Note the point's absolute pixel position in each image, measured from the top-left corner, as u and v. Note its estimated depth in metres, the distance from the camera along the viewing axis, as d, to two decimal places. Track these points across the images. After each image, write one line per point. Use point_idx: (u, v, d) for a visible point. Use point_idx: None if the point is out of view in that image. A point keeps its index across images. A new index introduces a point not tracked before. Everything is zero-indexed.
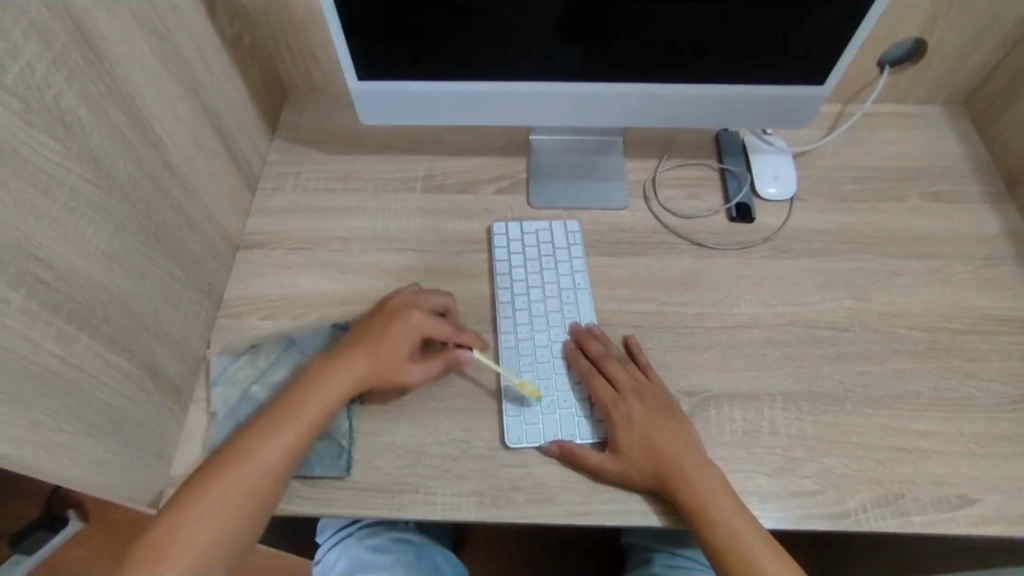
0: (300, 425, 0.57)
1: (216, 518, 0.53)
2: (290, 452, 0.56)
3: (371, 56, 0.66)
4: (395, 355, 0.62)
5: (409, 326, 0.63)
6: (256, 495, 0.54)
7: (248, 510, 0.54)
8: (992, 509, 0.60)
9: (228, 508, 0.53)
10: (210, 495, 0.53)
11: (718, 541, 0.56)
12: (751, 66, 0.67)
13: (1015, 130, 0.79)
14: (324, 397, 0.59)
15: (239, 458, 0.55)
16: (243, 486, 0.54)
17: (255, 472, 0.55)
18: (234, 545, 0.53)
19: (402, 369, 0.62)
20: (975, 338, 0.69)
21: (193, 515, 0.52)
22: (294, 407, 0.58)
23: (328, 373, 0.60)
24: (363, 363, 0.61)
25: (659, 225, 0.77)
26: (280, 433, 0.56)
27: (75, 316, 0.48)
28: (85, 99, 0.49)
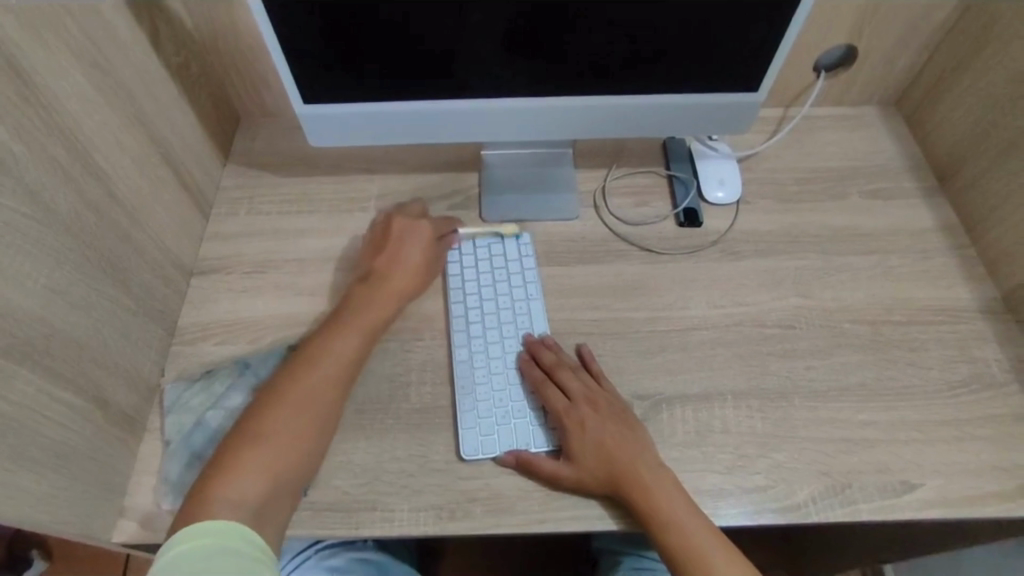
0: (354, 342, 0.63)
1: (291, 424, 0.57)
2: (347, 368, 0.62)
3: (316, 80, 0.67)
4: (415, 270, 0.70)
5: (416, 234, 0.72)
6: (326, 406, 0.59)
7: (319, 420, 0.58)
8: (934, 494, 0.62)
9: (303, 417, 0.58)
10: (284, 406, 0.57)
11: (671, 543, 0.57)
12: (687, 75, 0.69)
13: (942, 127, 0.82)
14: (379, 306, 0.67)
15: (302, 375, 0.59)
16: (312, 400, 0.59)
17: (322, 384, 0.60)
18: (309, 457, 0.57)
19: (421, 277, 0.70)
20: (915, 329, 0.72)
21: (272, 425, 0.56)
22: (349, 324, 0.64)
23: (372, 295, 0.67)
24: (399, 275, 0.69)
25: (609, 233, 0.79)
26: (336, 350, 0.62)
27: (15, 352, 0.48)
28: (19, 133, 0.49)
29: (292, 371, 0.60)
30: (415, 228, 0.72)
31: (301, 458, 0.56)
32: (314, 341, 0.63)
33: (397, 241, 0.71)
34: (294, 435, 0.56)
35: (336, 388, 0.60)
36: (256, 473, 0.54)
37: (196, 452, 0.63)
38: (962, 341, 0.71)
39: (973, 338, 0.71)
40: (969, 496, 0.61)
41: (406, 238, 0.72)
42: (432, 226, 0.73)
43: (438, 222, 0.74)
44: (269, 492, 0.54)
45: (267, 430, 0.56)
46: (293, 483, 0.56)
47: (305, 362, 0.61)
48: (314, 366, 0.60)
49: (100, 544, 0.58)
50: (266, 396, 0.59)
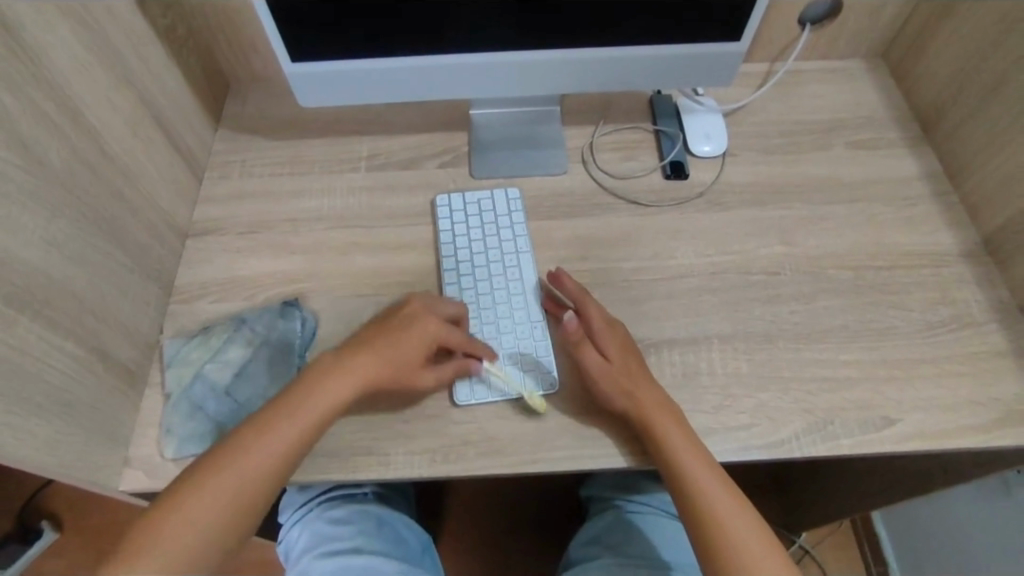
0: (303, 427, 0.56)
1: (208, 518, 0.52)
2: (287, 456, 0.56)
3: (303, 38, 0.68)
4: (404, 358, 0.61)
5: (426, 324, 0.63)
6: (251, 499, 0.54)
7: (241, 514, 0.53)
8: (913, 428, 0.63)
9: (219, 513, 0.52)
10: (205, 494, 0.52)
11: (673, 470, 0.58)
12: (670, 26, 0.70)
13: (926, 77, 0.83)
14: (339, 392, 0.58)
15: (234, 460, 0.54)
16: (238, 491, 0.53)
17: (253, 474, 0.54)
18: (220, 549, 0.53)
19: (411, 362, 0.61)
20: (898, 274, 0.73)
21: (183, 515, 0.52)
22: (302, 406, 0.57)
23: (338, 371, 0.59)
24: (372, 361, 0.60)
25: (597, 187, 0.80)
26: (280, 435, 0.56)
27: (16, 300, 0.50)
28: (9, 85, 0.50)
29: (228, 455, 0.54)
30: (421, 326, 0.63)
31: (214, 552, 0.52)
32: (260, 419, 0.56)
33: (398, 327, 0.63)
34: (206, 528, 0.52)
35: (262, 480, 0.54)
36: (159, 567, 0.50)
37: (196, 404, 0.65)
38: (943, 283, 0.72)
39: (953, 281, 0.73)
40: (947, 429, 0.63)
41: (407, 330, 0.62)
42: (450, 331, 0.64)
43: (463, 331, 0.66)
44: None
45: (180, 518, 0.51)
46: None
47: (242, 449, 0.55)
48: (249, 453, 0.54)
49: (106, 491, 0.60)
50: (192, 477, 0.53)
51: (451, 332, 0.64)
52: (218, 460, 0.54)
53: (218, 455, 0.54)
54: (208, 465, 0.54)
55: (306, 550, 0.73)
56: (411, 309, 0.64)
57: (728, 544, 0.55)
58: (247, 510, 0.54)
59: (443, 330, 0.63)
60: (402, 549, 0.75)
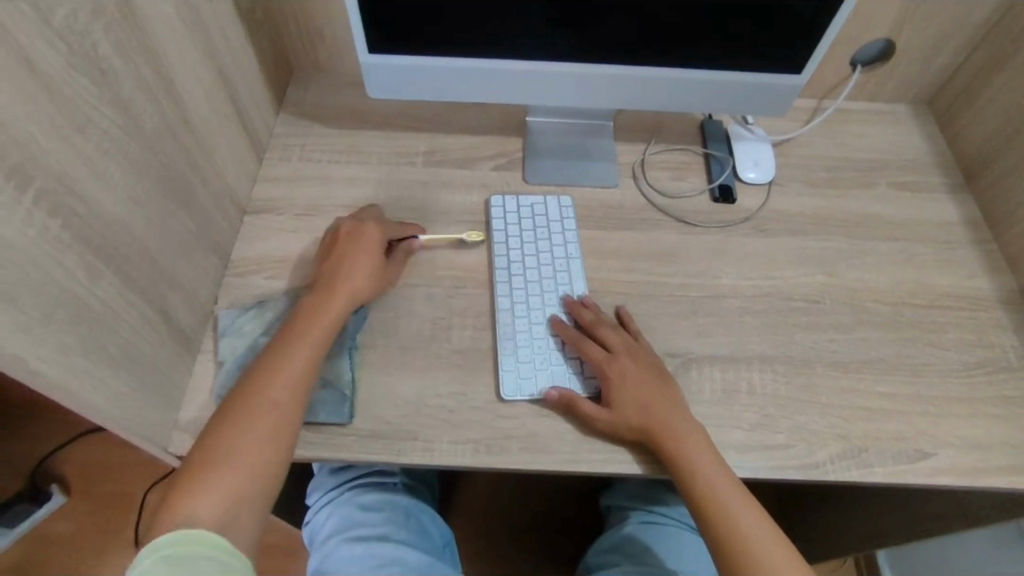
0: (308, 350, 0.60)
1: (248, 450, 0.53)
2: (304, 376, 0.59)
3: (384, 32, 0.70)
4: (365, 270, 0.67)
5: (370, 237, 0.70)
6: (279, 424, 0.56)
7: (279, 437, 0.55)
8: (945, 463, 0.65)
9: (260, 430, 0.54)
10: (240, 420, 0.55)
11: (694, 488, 0.60)
12: (735, 53, 0.72)
13: (971, 127, 0.86)
14: (330, 311, 0.63)
15: (255, 386, 0.57)
16: (266, 419, 0.55)
17: (280, 395, 0.57)
18: (273, 466, 0.54)
19: (372, 275, 0.68)
20: (935, 312, 0.75)
21: (225, 439, 0.53)
22: (303, 329, 0.61)
23: (313, 302, 0.64)
24: (350, 276, 0.66)
25: (646, 203, 0.82)
26: (287, 362, 0.59)
27: (102, 252, 0.51)
28: (118, 48, 0.52)
29: (247, 391, 0.57)
30: (368, 234, 0.70)
31: (259, 476, 0.53)
32: (266, 356, 0.59)
33: (349, 244, 0.69)
34: (251, 445, 0.54)
35: (290, 395, 0.57)
36: (214, 498, 0.51)
37: None
38: (979, 326, 0.74)
39: (990, 325, 0.74)
40: (978, 468, 0.65)
41: (359, 241, 0.69)
42: (387, 229, 0.72)
43: (393, 227, 0.73)
44: (228, 516, 0.51)
45: (221, 448, 0.53)
46: (255, 493, 0.53)
47: (263, 370, 0.58)
48: (265, 383, 0.57)
49: (156, 452, 0.61)
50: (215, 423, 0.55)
51: (386, 230, 0.72)
52: (239, 397, 0.56)
53: (242, 386, 0.57)
54: (235, 397, 0.56)
55: (333, 534, 0.74)
56: (351, 227, 0.71)
57: (755, 560, 0.56)
58: (288, 422, 0.56)
59: (381, 230, 0.71)
60: (427, 542, 0.75)
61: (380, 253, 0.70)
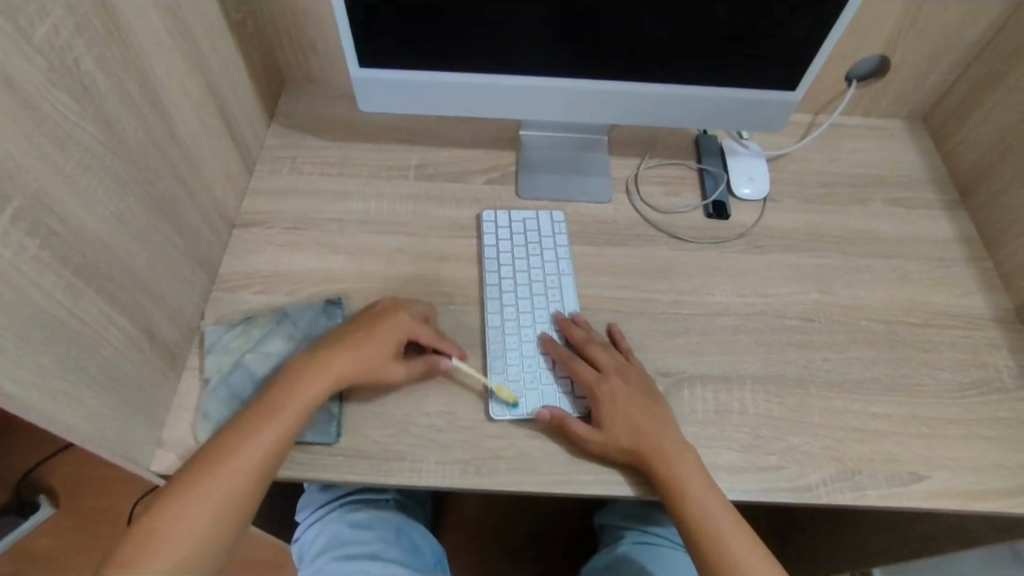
0: (282, 429, 0.57)
1: (193, 531, 0.52)
2: (270, 461, 0.56)
3: (374, 46, 0.69)
4: (370, 357, 0.62)
5: (391, 324, 0.65)
6: (237, 502, 0.54)
7: (226, 523, 0.53)
8: (939, 485, 0.64)
9: (209, 511, 0.52)
10: (194, 494, 0.52)
11: (685, 512, 0.59)
12: (729, 70, 0.71)
13: (966, 144, 0.85)
14: (316, 385, 0.59)
15: (221, 457, 0.54)
16: (226, 495, 0.53)
17: (241, 475, 0.54)
18: (212, 550, 0.53)
19: (377, 364, 0.63)
20: (930, 331, 0.74)
21: (173, 513, 0.52)
22: (282, 402, 0.58)
23: (306, 373, 0.60)
24: (348, 352, 0.62)
25: (640, 219, 0.81)
26: (257, 440, 0.56)
27: (83, 271, 0.50)
28: (102, 64, 0.51)
29: (216, 458, 0.54)
30: (392, 320, 0.65)
31: (204, 554, 0.52)
32: (238, 425, 0.57)
33: (368, 324, 0.65)
34: (195, 526, 0.52)
35: (251, 476, 0.55)
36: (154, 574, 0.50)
37: (233, 392, 0.65)
38: (974, 346, 0.73)
39: (985, 344, 0.74)
40: (973, 491, 0.64)
41: (377, 325, 0.64)
42: (421, 333, 0.66)
43: (432, 335, 0.66)
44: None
45: (167, 520, 0.51)
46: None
47: (230, 443, 0.55)
48: (229, 458, 0.54)
49: (138, 470, 0.60)
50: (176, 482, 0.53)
51: (420, 332, 0.66)
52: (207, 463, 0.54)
53: (208, 452, 0.55)
54: (197, 463, 0.54)
55: (322, 551, 0.73)
56: (382, 309, 0.66)
57: None
58: (241, 505, 0.54)
59: (411, 325, 0.65)
60: (418, 561, 0.74)
61: (397, 346, 0.64)
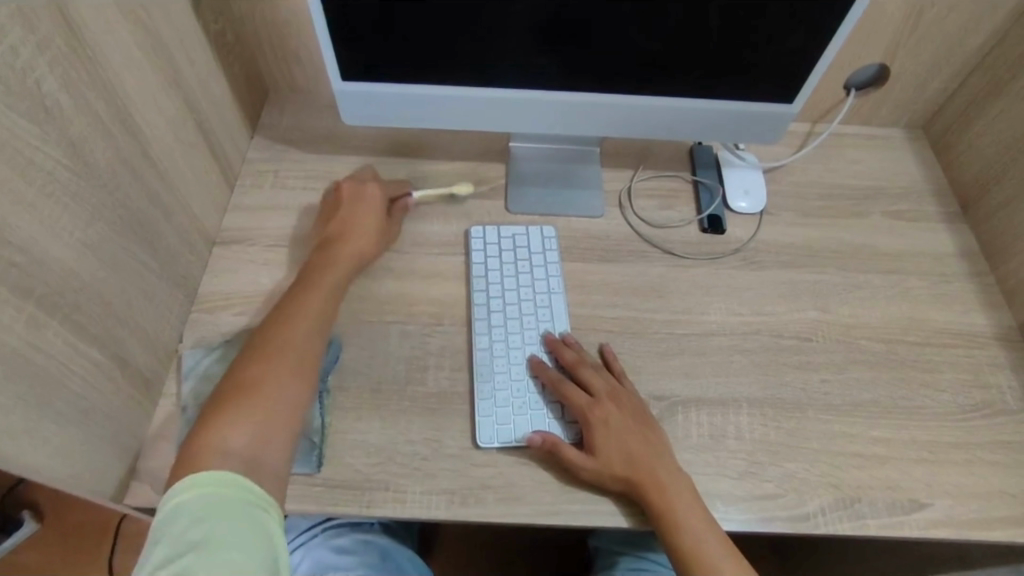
0: (321, 298, 0.64)
1: (278, 380, 0.56)
2: (321, 322, 0.62)
3: (357, 58, 0.67)
4: (368, 227, 0.72)
5: (371, 192, 0.74)
6: (302, 362, 0.58)
7: (305, 372, 0.58)
8: (941, 513, 0.62)
9: (287, 362, 0.58)
10: (267, 354, 0.58)
11: (681, 546, 0.57)
12: (725, 82, 0.69)
13: (967, 156, 0.83)
14: (337, 268, 0.67)
15: (278, 327, 0.60)
16: (291, 357, 0.58)
17: (302, 334, 0.60)
18: (300, 398, 0.57)
19: (377, 231, 0.72)
20: (931, 351, 0.72)
21: (253, 373, 0.56)
22: (314, 281, 0.66)
23: (325, 262, 0.68)
24: (354, 233, 0.71)
25: (633, 234, 0.79)
26: (303, 309, 0.62)
27: (46, 303, 0.48)
28: (66, 84, 0.49)
29: (269, 333, 0.60)
30: (369, 189, 0.75)
31: (287, 411, 0.55)
32: (282, 305, 0.63)
33: (351, 205, 0.73)
34: (279, 378, 0.56)
35: (310, 336, 0.61)
36: (247, 423, 0.53)
37: None
38: (976, 366, 0.71)
39: (987, 364, 0.72)
40: (976, 519, 0.62)
41: (359, 200, 0.74)
42: (386, 188, 0.76)
43: (394, 187, 0.77)
44: (261, 442, 0.53)
45: (249, 379, 0.56)
46: (285, 426, 0.55)
47: (282, 315, 0.62)
48: (286, 325, 0.60)
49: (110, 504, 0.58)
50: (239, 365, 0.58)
51: (386, 189, 0.76)
52: (262, 339, 0.60)
53: (265, 329, 0.61)
54: (258, 339, 0.60)
55: None
56: (349, 185, 0.75)
57: None
58: (312, 360, 0.59)
59: (382, 186, 0.76)
60: None
61: (383, 206, 0.74)
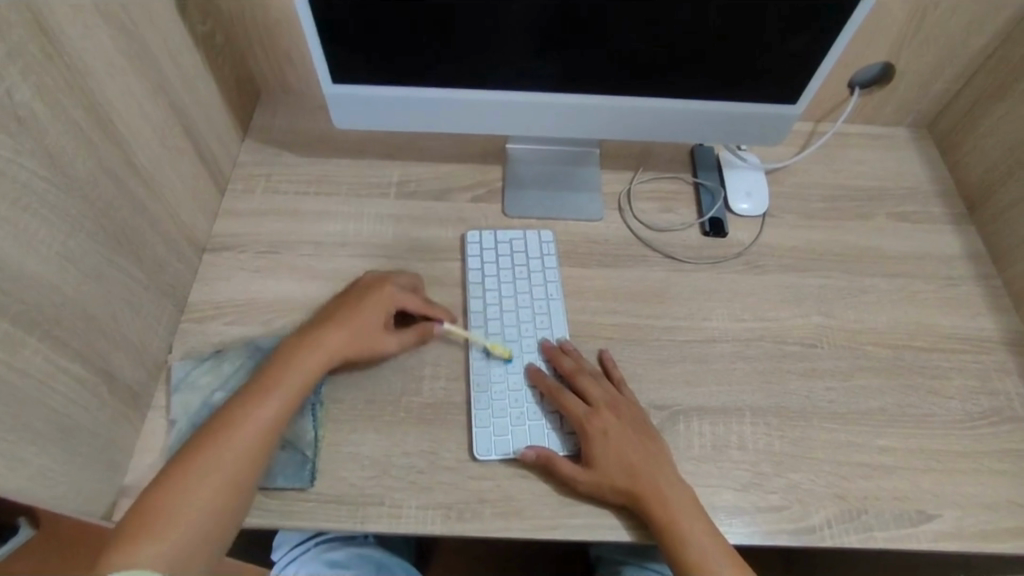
0: (282, 401, 0.56)
1: (198, 507, 0.51)
2: (272, 433, 0.55)
3: (347, 61, 0.65)
4: (365, 324, 0.62)
5: (381, 294, 0.64)
6: (235, 481, 0.53)
7: (231, 502, 0.52)
8: (950, 525, 0.61)
9: (213, 489, 0.52)
10: (198, 472, 0.52)
11: (685, 559, 0.55)
12: (725, 84, 0.67)
13: (974, 155, 0.81)
14: (316, 359, 0.59)
15: (223, 437, 0.53)
16: (220, 483, 0.52)
17: (244, 452, 0.53)
18: (219, 531, 0.52)
19: (374, 335, 0.63)
20: (938, 356, 0.71)
21: (176, 492, 0.51)
22: (281, 377, 0.57)
23: (302, 351, 0.59)
24: (348, 322, 0.62)
25: (633, 238, 0.77)
26: (257, 416, 0.55)
27: (24, 320, 0.46)
28: (42, 92, 0.47)
29: (215, 435, 0.54)
30: (382, 292, 0.65)
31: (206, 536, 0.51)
32: (237, 401, 0.56)
33: (357, 297, 0.64)
34: (200, 503, 0.51)
35: (254, 453, 0.54)
36: (151, 556, 0.48)
37: None
38: (984, 371, 0.70)
39: (995, 369, 0.70)
40: (986, 530, 0.60)
41: (367, 296, 0.64)
42: (411, 300, 0.66)
43: (421, 304, 0.67)
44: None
45: (170, 498, 0.51)
46: (194, 562, 0.50)
47: (233, 417, 0.55)
48: (233, 433, 0.54)
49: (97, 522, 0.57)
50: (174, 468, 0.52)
51: (411, 300, 0.66)
52: (205, 442, 0.53)
53: (210, 430, 0.54)
54: (200, 443, 0.53)
55: None
56: (366, 283, 0.66)
57: None
58: (245, 484, 0.53)
59: (399, 296, 0.65)
60: None
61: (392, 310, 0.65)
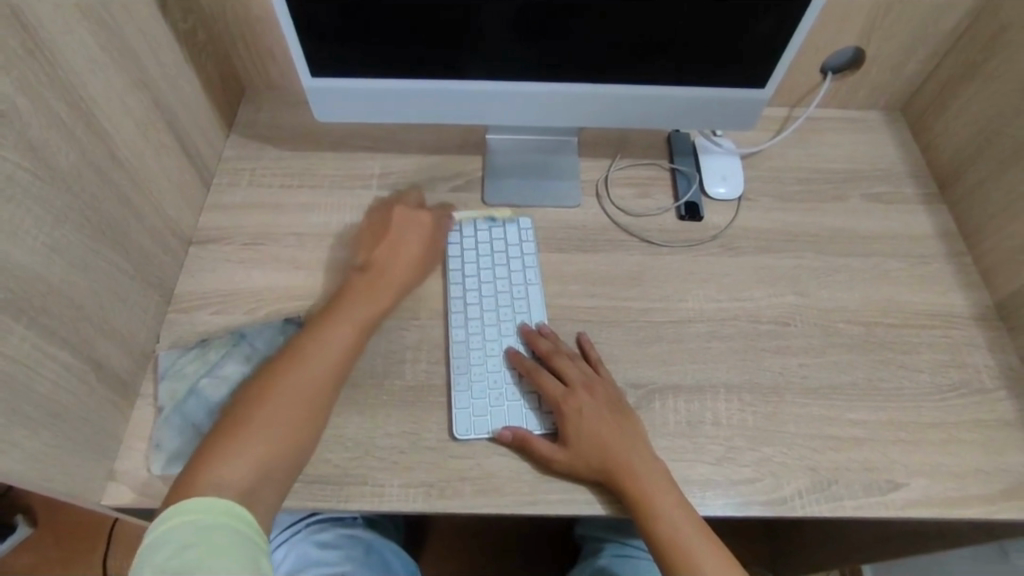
0: (348, 333, 0.63)
1: (278, 423, 0.56)
2: (341, 359, 0.61)
3: (324, 55, 0.66)
4: (413, 255, 0.71)
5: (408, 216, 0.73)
6: (312, 401, 0.58)
7: (309, 421, 0.58)
8: (918, 493, 0.62)
9: (292, 405, 0.57)
10: (279, 391, 0.57)
11: (658, 532, 0.57)
12: (694, 69, 0.69)
13: (944, 136, 0.83)
14: (377, 300, 0.66)
15: (297, 361, 0.59)
16: (297, 399, 0.58)
17: (316, 375, 0.59)
18: (298, 449, 0.57)
19: (415, 267, 0.71)
20: (909, 332, 0.72)
21: (257, 411, 0.56)
22: (344, 314, 0.64)
23: (362, 292, 0.66)
24: (397, 261, 0.69)
25: (610, 223, 0.79)
26: (326, 344, 0.61)
27: (11, 308, 0.48)
28: (23, 87, 0.49)
29: (288, 361, 0.60)
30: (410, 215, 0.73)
31: (284, 457, 0.56)
32: (305, 334, 0.62)
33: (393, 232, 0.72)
34: (280, 421, 0.56)
35: (325, 377, 0.59)
36: (241, 464, 0.53)
37: (188, 420, 0.63)
38: (953, 345, 0.72)
39: (965, 344, 0.72)
40: (954, 497, 0.62)
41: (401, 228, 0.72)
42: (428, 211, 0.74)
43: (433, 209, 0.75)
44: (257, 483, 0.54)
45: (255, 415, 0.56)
46: (276, 472, 0.55)
47: (302, 348, 0.60)
48: (307, 359, 0.60)
49: (89, 506, 0.58)
50: (254, 389, 0.58)
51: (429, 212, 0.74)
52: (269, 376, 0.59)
53: (281, 358, 0.60)
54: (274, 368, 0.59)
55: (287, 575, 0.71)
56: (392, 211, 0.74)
57: None
58: (320, 405, 0.59)
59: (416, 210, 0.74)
60: None
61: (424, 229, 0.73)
